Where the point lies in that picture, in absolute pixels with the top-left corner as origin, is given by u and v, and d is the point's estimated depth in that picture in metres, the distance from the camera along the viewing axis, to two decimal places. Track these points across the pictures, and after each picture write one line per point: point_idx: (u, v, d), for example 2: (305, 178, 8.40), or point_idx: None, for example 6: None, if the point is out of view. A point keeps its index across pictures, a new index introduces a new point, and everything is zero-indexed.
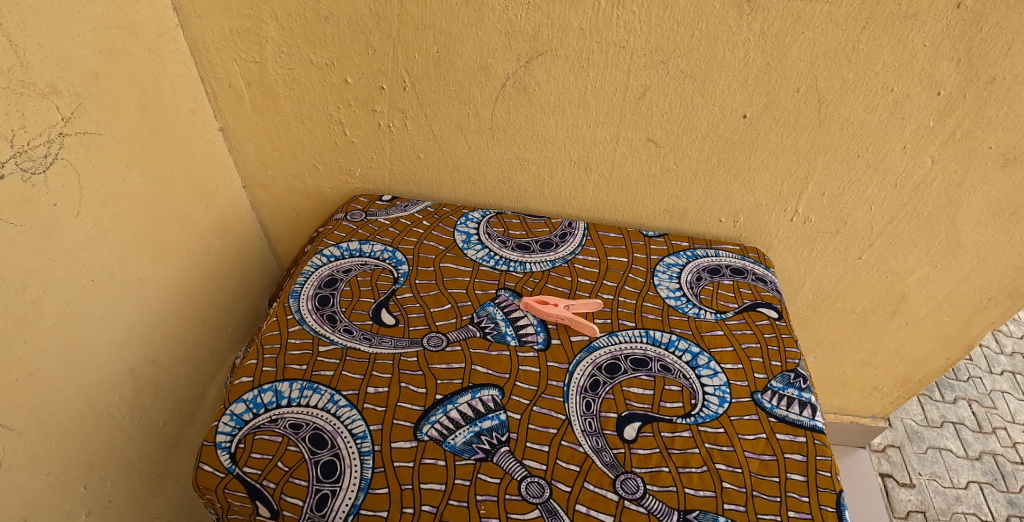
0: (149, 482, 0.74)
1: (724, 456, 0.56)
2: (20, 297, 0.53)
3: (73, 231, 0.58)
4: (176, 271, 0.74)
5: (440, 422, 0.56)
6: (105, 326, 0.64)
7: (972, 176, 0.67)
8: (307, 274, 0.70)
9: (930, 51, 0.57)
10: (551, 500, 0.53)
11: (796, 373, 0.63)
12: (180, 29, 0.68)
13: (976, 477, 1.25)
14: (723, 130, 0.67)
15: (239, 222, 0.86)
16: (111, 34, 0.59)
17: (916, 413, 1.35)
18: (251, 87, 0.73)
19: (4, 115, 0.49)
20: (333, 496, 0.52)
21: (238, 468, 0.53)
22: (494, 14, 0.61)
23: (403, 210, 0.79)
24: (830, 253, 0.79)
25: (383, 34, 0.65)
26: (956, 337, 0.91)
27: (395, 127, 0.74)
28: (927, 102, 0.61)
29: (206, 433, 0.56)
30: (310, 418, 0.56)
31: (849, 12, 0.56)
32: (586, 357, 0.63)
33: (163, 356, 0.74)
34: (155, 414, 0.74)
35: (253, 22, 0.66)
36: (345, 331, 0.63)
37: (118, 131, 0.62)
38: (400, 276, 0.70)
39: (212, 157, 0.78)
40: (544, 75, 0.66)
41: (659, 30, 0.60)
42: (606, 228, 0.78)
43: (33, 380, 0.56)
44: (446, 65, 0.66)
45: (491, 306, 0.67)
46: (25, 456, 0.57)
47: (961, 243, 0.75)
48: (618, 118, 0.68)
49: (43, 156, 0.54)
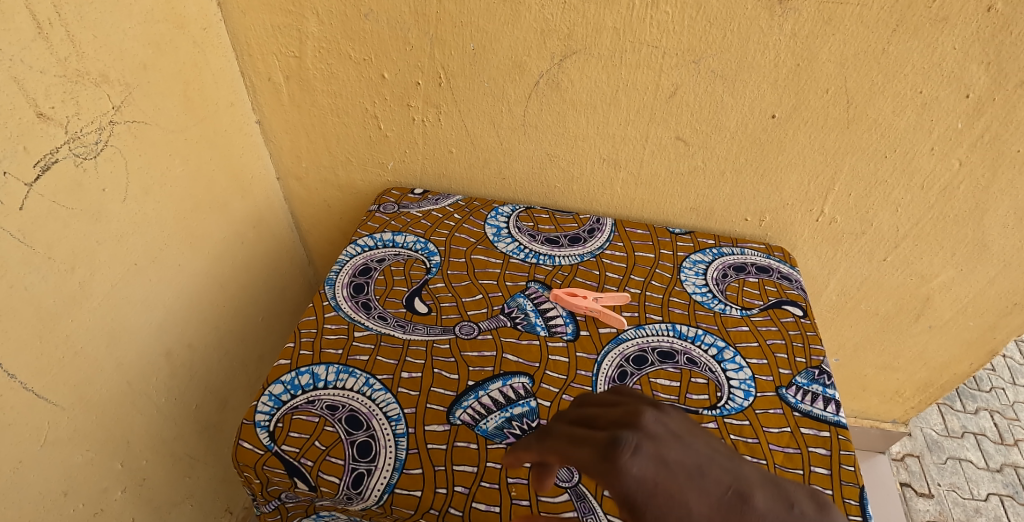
0: (179, 463, 0.76)
1: (750, 447, 0.57)
2: (69, 277, 0.56)
3: (120, 216, 0.60)
4: (213, 258, 0.77)
5: (472, 407, 0.58)
6: (146, 309, 0.66)
7: (999, 180, 0.68)
8: (343, 262, 0.72)
9: (960, 55, 0.58)
10: (580, 485, 0.54)
11: (820, 369, 0.64)
12: (223, 24, 0.70)
13: (996, 490, 1.24)
14: (752, 130, 0.68)
15: (272, 213, 0.89)
16: (159, 27, 0.61)
17: (936, 422, 1.34)
18: (289, 81, 0.75)
19: (60, 102, 0.51)
20: (369, 475, 0.54)
21: (277, 445, 0.55)
22: (530, 12, 0.63)
23: (435, 203, 0.81)
24: (855, 255, 0.80)
25: (421, 31, 0.67)
26: (979, 343, 0.91)
27: (428, 122, 0.76)
28: (956, 105, 0.62)
29: (245, 412, 0.57)
30: (347, 400, 0.58)
31: (880, 15, 0.57)
32: (614, 348, 0.64)
33: (198, 340, 0.76)
34: (189, 398, 0.76)
35: (294, 18, 0.68)
36: (380, 318, 0.65)
37: (163, 121, 0.64)
38: (432, 267, 0.72)
39: (249, 148, 0.80)
40: (577, 73, 0.67)
41: (691, 30, 0.61)
42: (633, 225, 0.79)
43: (78, 359, 0.58)
44: (482, 62, 0.68)
45: (522, 298, 0.69)
46: (69, 431, 0.59)
47: (988, 247, 0.75)
48: (648, 116, 0.69)
49: (95, 143, 0.56)
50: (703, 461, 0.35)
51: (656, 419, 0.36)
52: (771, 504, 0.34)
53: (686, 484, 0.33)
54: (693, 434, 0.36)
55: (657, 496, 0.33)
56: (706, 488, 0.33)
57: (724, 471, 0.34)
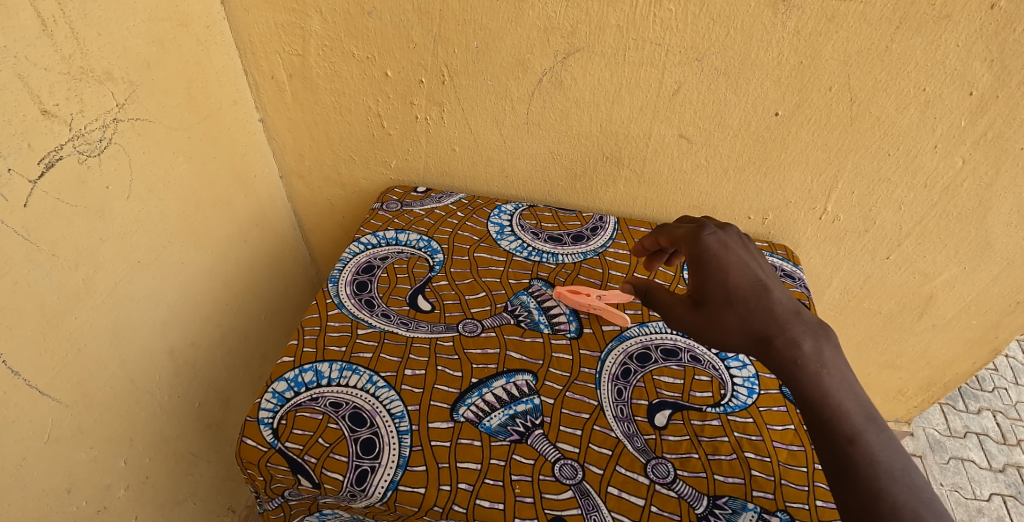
0: (182, 461, 0.76)
1: (753, 445, 0.57)
2: (73, 274, 0.56)
3: (123, 213, 0.60)
4: (216, 255, 0.77)
5: (476, 404, 0.58)
6: (150, 306, 0.66)
7: (1003, 178, 0.68)
8: (346, 260, 0.72)
9: (963, 52, 0.58)
10: (584, 482, 0.54)
11: None
12: (226, 22, 0.70)
13: (999, 490, 1.24)
14: (755, 128, 0.68)
15: (275, 211, 0.89)
16: (163, 25, 0.61)
17: (939, 422, 1.34)
18: (292, 79, 0.75)
19: (64, 99, 0.51)
20: (372, 472, 0.54)
21: (280, 442, 0.55)
22: (534, 10, 0.63)
23: (437, 202, 0.81)
24: (858, 253, 0.80)
25: (424, 29, 0.67)
26: (983, 342, 0.91)
27: (431, 120, 0.76)
28: (960, 102, 0.62)
29: (249, 409, 0.57)
30: (350, 397, 0.58)
31: (883, 12, 0.57)
32: (617, 346, 0.64)
33: (201, 338, 0.76)
34: (192, 396, 0.76)
35: (298, 16, 0.68)
36: (383, 316, 0.65)
37: (167, 119, 0.64)
38: (435, 265, 0.72)
39: (252, 147, 0.80)
40: (580, 71, 0.67)
41: (694, 28, 0.61)
42: (636, 223, 0.79)
43: (82, 356, 0.58)
44: (485, 59, 0.68)
45: (525, 295, 0.69)
46: (72, 428, 0.59)
47: (991, 245, 0.75)
48: (651, 114, 0.69)
49: (98, 140, 0.56)
50: (749, 262, 0.54)
51: (733, 232, 0.58)
52: (789, 305, 0.51)
53: (732, 264, 0.54)
54: (748, 250, 0.56)
55: (711, 260, 0.54)
56: (741, 273, 0.53)
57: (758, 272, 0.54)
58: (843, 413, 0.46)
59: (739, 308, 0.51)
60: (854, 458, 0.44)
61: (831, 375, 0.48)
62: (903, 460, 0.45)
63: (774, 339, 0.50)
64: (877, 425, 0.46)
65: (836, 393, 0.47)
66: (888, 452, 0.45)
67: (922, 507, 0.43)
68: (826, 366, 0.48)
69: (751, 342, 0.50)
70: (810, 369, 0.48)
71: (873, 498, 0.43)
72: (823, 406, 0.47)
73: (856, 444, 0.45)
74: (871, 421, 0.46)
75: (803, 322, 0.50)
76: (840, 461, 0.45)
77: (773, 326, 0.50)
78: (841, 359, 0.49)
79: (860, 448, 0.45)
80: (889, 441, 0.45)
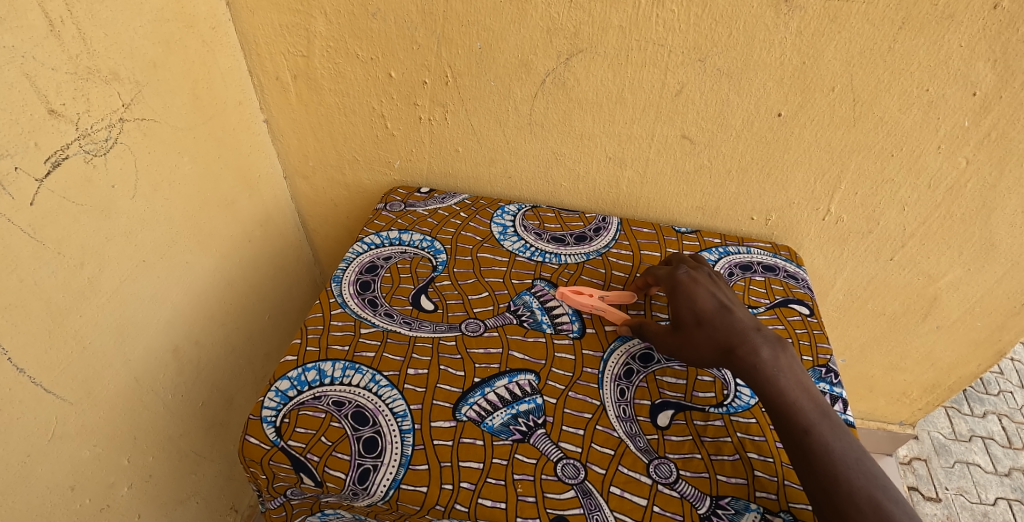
0: (185, 460, 0.76)
1: (757, 445, 0.56)
2: (79, 272, 0.56)
3: (129, 212, 0.61)
4: (220, 255, 0.77)
5: (478, 404, 0.58)
6: (154, 305, 0.67)
7: (1007, 179, 0.68)
8: (349, 260, 0.72)
9: (966, 51, 0.58)
10: (586, 481, 0.54)
11: (828, 368, 0.64)
12: (231, 23, 0.71)
13: (1004, 493, 1.23)
14: (758, 128, 0.69)
15: (279, 211, 0.89)
16: (169, 26, 0.62)
17: (944, 426, 1.33)
18: (297, 80, 0.76)
19: (71, 99, 0.52)
20: (374, 471, 0.54)
21: (283, 440, 0.55)
22: (537, 11, 0.63)
23: (441, 202, 0.81)
24: (861, 254, 0.80)
25: (428, 30, 0.67)
26: (988, 343, 0.90)
27: (435, 120, 0.76)
28: (963, 103, 0.62)
29: (252, 407, 0.57)
30: (353, 396, 0.58)
31: (885, 12, 0.57)
32: (620, 346, 0.64)
33: (205, 336, 0.77)
34: (196, 395, 0.76)
35: (302, 17, 0.69)
36: (386, 315, 0.65)
37: (173, 119, 0.64)
38: (438, 265, 0.72)
39: (257, 147, 0.81)
40: (583, 72, 0.67)
41: (697, 29, 0.61)
42: (639, 224, 0.79)
43: (86, 353, 0.58)
44: (488, 60, 0.69)
45: (528, 295, 0.69)
46: (77, 425, 0.59)
47: (995, 246, 0.75)
48: (654, 114, 0.70)
49: (104, 140, 0.56)
50: (715, 290, 0.60)
51: (704, 268, 0.64)
52: (750, 322, 0.57)
53: (697, 289, 0.60)
54: (715, 280, 0.62)
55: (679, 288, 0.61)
56: (707, 298, 0.59)
57: (722, 296, 0.60)
58: (799, 409, 0.51)
59: (705, 326, 0.57)
60: (810, 446, 0.49)
61: (786, 377, 0.53)
62: (858, 450, 0.49)
63: (735, 348, 0.55)
64: (830, 421, 0.50)
65: (791, 392, 0.52)
66: (841, 443, 0.49)
67: (877, 490, 0.46)
68: (781, 371, 0.53)
69: (715, 355, 0.56)
70: (768, 372, 0.53)
71: (830, 482, 0.47)
72: (779, 403, 0.51)
73: (811, 434, 0.49)
74: (825, 417, 0.51)
75: (762, 336, 0.55)
76: (796, 449, 0.49)
77: (735, 338, 0.55)
78: (798, 366, 0.54)
79: (815, 438, 0.49)
80: (843, 434, 0.50)
